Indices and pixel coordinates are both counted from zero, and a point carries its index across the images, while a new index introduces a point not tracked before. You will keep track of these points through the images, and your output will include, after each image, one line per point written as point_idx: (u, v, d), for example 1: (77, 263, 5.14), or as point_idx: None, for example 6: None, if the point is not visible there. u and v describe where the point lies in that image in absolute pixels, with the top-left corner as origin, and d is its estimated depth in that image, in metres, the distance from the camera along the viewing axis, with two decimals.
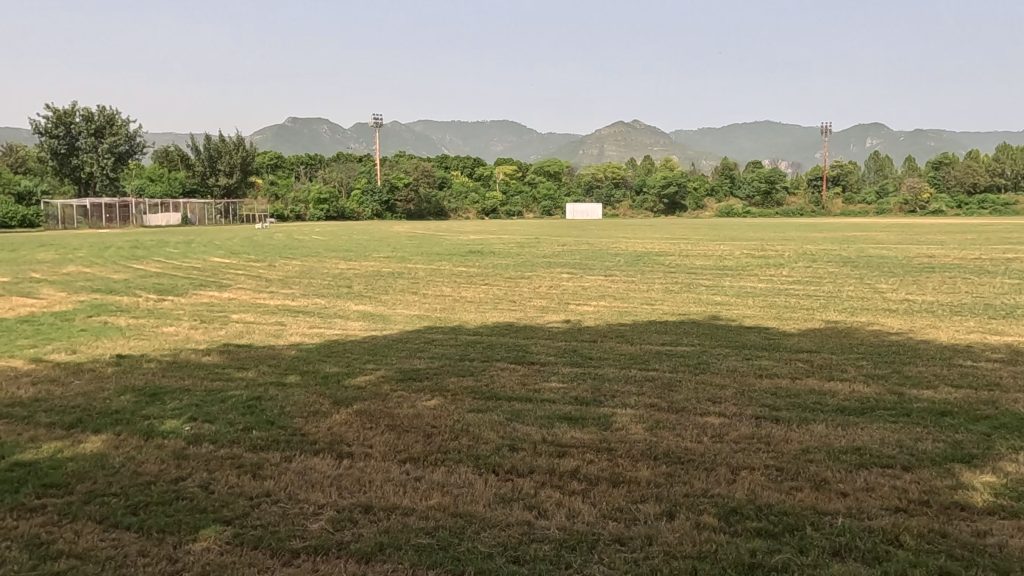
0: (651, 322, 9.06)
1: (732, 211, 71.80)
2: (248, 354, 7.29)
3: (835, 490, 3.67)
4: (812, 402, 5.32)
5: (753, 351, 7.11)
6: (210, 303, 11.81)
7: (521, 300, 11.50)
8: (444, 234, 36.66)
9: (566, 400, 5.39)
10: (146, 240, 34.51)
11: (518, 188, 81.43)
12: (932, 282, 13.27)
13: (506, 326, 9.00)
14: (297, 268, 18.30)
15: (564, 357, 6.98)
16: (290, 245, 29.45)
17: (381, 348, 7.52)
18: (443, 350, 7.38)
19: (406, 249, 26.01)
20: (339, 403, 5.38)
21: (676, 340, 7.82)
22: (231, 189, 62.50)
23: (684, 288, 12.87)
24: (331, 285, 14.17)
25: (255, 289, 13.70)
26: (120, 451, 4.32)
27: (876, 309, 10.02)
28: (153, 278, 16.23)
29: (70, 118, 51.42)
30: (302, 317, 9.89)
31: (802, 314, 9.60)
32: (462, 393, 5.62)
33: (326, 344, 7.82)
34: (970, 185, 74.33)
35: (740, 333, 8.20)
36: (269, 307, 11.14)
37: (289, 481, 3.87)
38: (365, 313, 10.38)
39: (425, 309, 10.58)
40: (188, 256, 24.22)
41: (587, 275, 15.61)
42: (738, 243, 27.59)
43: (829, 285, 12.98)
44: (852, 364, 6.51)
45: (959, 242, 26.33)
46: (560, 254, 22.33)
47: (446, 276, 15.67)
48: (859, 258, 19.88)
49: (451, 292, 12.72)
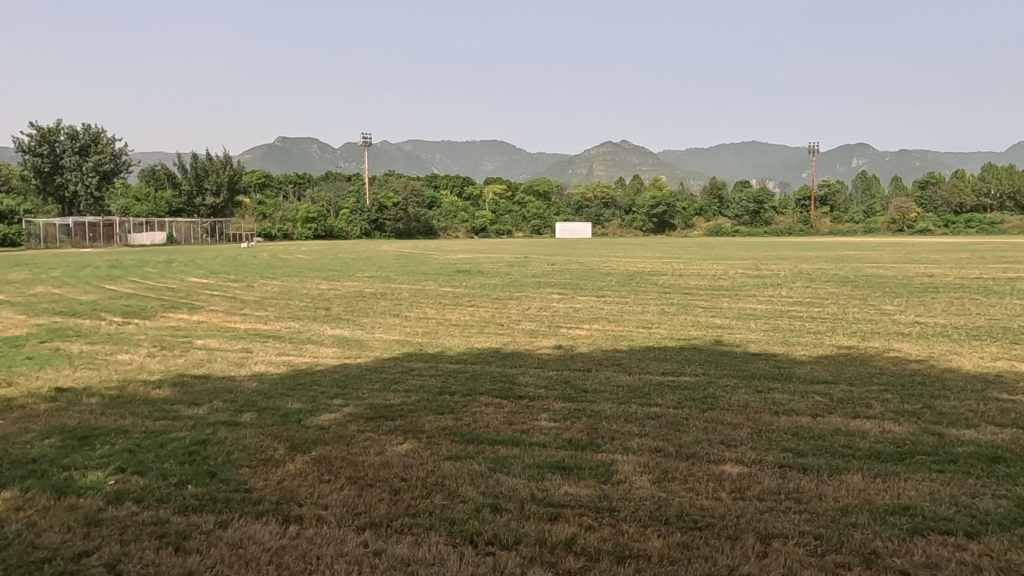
0: (650, 347, 8.37)
1: (721, 230, 71.59)
2: (204, 388, 6.50)
3: (892, 569, 2.98)
4: (839, 446, 4.63)
5: (764, 382, 6.43)
6: (176, 327, 11.03)
7: (509, 323, 10.80)
8: (432, 252, 36.02)
9: (559, 443, 4.69)
10: (126, 259, 33.56)
11: (508, 207, 81.03)
12: (939, 303, 12.66)
13: (491, 352, 8.29)
14: (276, 289, 17.54)
15: (556, 389, 6.28)
16: (273, 265, 28.71)
17: (354, 380, 6.77)
18: (419, 382, 6.64)
19: (392, 268, 25.28)
20: (297, 449, 4.66)
21: (677, 368, 7.14)
22: (218, 209, 61.74)
23: (681, 310, 12.20)
24: (307, 307, 13.43)
25: (228, 312, 12.94)
26: (19, 516, 3.56)
27: (887, 333, 9.39)
28: (123, 299, 15.44)
29: (54, 137, 50.69)
30: (272, 343, 9.13)
31: (811, 339, 8.93)
32: (440, 435, 4.90)
33: (294, 375, 7.04)
34: (957, 205, 74.62)
35: (748, 360, 7.50)
36: (239, 331, 10.37)
37: (221, 556, 3.15)
38: (341, 337, 9.66)
39: (407, 334, 9.85)
40: (166, 276, 23.36)
41: (578, 295, 14.97)
42: (730, 263, 27.10)
43: (832, 307, 12.37)
44: (876, 397, 5.85)
45: (955, 262, 25.95)
46: (550, 273, 21.70)
47: (431, 297, 14.97)
48: (857, 278, 19.32)
49: (434, 314, 11.99)
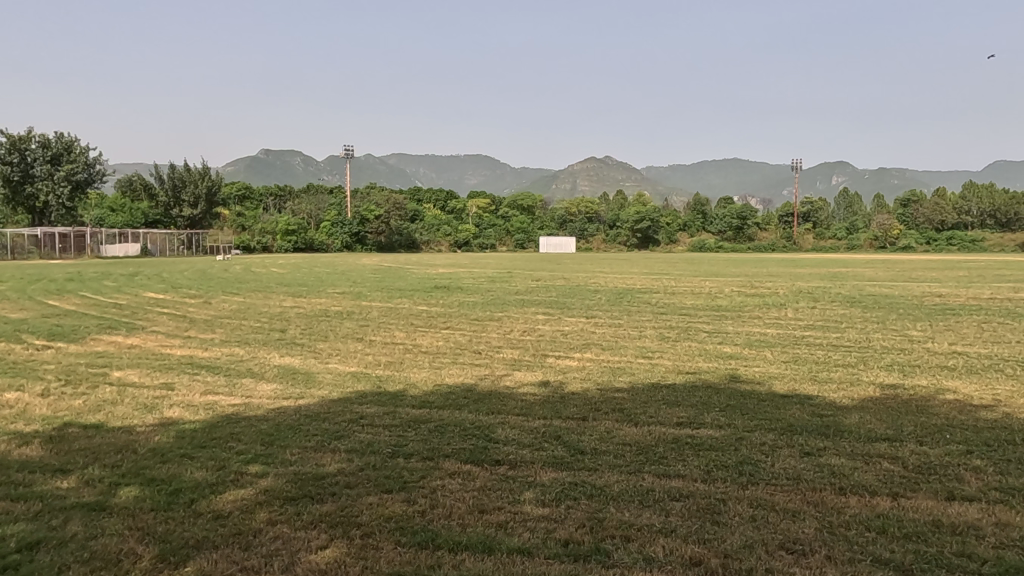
0: (656, 386, 6.91)
1: (705, 246, 70.81)
2: (84, 446, 4.94)
3: None
4: (953, 556, 3.21)
5: (807, 439, 5.03)
6: (100, 353, 9.44)
7: (487, 350, 9.31)
8: (412, 267, 34.50)
9: (551, 551, 3.24)
10: (92, 272, 31.75)
11: (491, 221, 79.56)
12: (968, 328, 11.33)
13: (463, 392, 6.75)
14: (235, 307, 15.93)
15: (544, 449, 4.82)
16: (242, 279, 27.05)
17: (284, 434, 5.26)
18: (368, 437, 5.14)
19: (366, 283, 23.81)
20: (169, 560, 3.19)
21: (694, 416, 5.72)
22: (195, 220, 59.94)
23: (682, 335, 10.77)
24: (261, 328, 11.87)
25: (170, 334, 11.37)
26: None
27: (929, 367, 7.98)
28: (59, 318, 13.73)
29: (25, 145, 48.65)
30: (202, 377, 7.56)
31: (845, 376, 7.48)
32: (381, 533, 3.44)
33: (210, 427, 5.49)
34: (939, 223, 74.05)
35: (779, 405, 6.08)
36: (169, 360, 8.77)
37: None
38: (287, 368, 8.12)
39: (366, 364, 8.29)
40: (122, 291, 21.59)
41: (565, 316, 13.61)
42: (723, 279, 25.82)
43: (850, 332, 11.07)
44: (965, 465, 4.47)
45: (957, 281, 24.77)
46: (535, 290, 20.42)
47: (403, 317, 13.49)
48: (863, 297, 18.02)
49: (403, 339, 10.54)
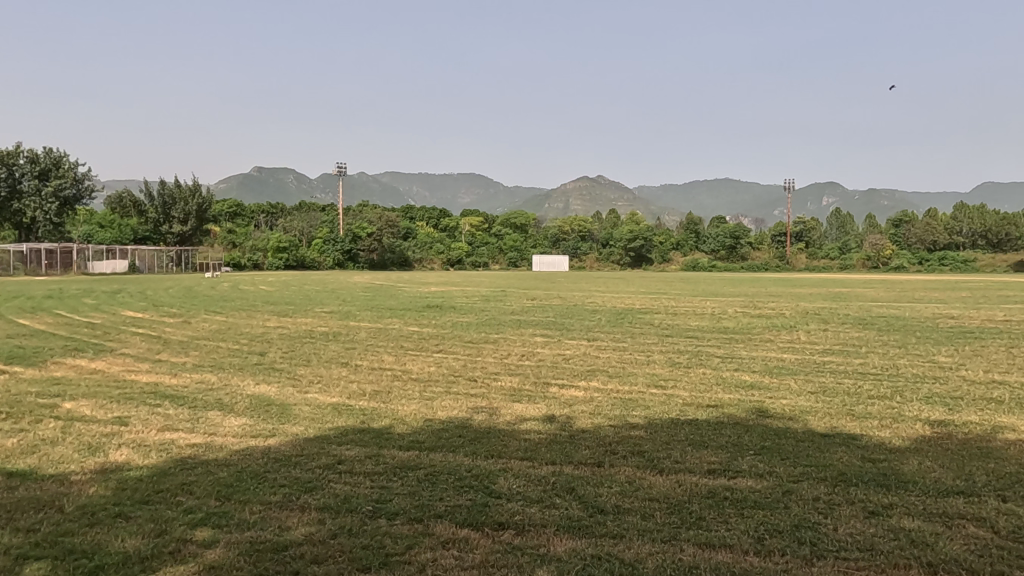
0: (676, 422, 6.08)
1: (697, 265, 70.20)
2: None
3: None
4: None
5: (868, 492, 4.24)
6: (57, 379, 8.57)
7: (483, 378, 8.48)
8: (403, 285, 33.67)
9: None
10: (73, 289, 30.69)
11: (484, 240, 78.88)
12: (996, 354, 10.58)
13: (458, 429, 5.90)
14: (215, 327, 15.04)
15: (556, 506, 4.00)
16: (229, 297, 26.15)
17: (245, 484, 4.42)
18: (347, 488, 4.31)
19: (356, 302, 22.92)
20: None
21: (728, 461, 4.90)
22: (185, 237, 58.93)
23: (694, 360, 9.97)
24: (239, 352, 11.02)
25: (139, 358, 10.47)
26: None
27: (974, 400, 7.17)
28: (25, 339, 12.82)
29: (14, 160, 47.69)
30: (163, 410, 6.67)
31: (886, 411, 6.64)
32: None
33: (159, 475, 4.63)
34: (931, 243, 73.71)
35: (822, 447, 5.27)
36: (132, 388, 7.88)
37: None
38: (261, 398, 7.25)
39: (349, 395, 7.40)
40: (101, 309, 20.64)
41: (564, 338, 12.81)
42: (724, 299, 25.04)
43: (872, 357, 10.30)
44: None
45: (963, 302, 24.08)
46: (531, 309, 19.66)
47: (393, 339, 12.64)
48: (874, 319, 17.22)
49: (392, 364, 9.69)
